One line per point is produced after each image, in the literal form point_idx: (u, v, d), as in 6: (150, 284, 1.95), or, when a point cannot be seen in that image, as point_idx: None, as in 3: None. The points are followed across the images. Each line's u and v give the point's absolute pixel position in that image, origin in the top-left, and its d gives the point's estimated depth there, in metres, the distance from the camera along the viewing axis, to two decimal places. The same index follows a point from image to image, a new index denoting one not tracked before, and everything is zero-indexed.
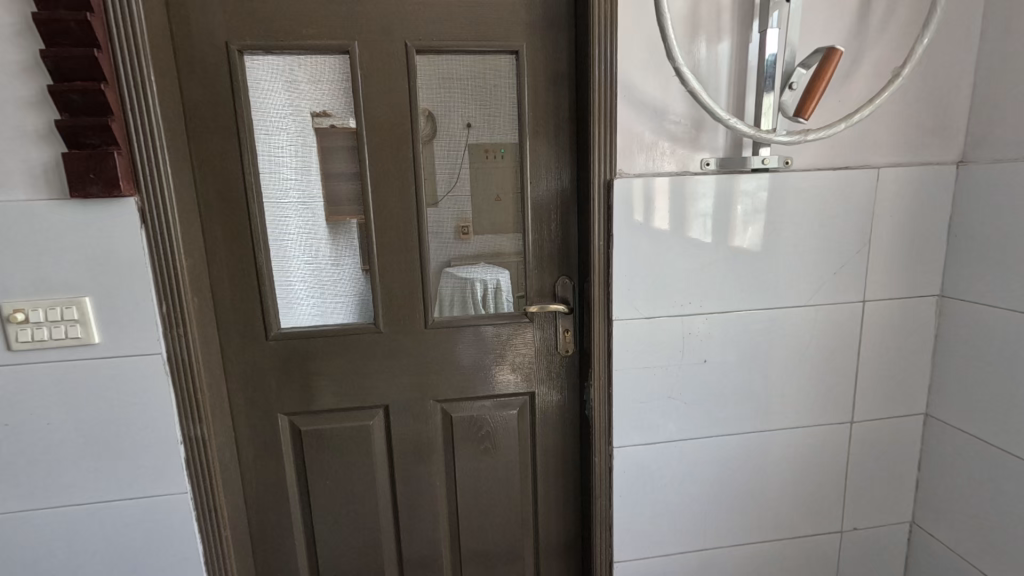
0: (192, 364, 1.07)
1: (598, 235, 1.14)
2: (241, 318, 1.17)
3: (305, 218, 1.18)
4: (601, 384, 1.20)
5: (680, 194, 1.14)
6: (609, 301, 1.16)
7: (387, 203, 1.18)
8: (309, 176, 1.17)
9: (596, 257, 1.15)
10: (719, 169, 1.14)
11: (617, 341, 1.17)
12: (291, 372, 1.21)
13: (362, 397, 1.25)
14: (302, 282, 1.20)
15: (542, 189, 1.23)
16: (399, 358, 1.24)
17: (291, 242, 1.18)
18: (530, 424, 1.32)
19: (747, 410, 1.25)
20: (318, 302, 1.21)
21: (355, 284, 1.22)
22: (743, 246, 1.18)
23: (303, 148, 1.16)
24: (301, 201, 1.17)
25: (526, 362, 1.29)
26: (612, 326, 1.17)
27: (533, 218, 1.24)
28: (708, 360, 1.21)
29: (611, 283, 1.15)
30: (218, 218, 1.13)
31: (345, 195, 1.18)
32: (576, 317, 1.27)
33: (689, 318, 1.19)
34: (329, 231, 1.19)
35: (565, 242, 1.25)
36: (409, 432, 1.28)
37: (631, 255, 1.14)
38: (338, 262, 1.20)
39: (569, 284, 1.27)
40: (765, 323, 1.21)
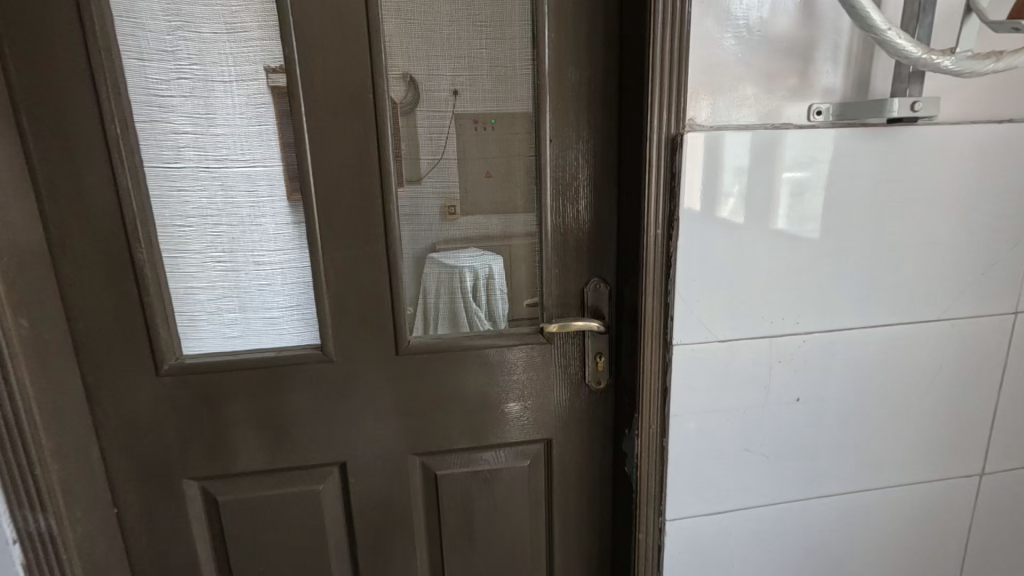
0: (24, 422, 0.68)
1: (655, 219, 0.76)
2: (116, 344, 0.78)
3: (211, 192, 0.78)
4: (652, 434, 0.84)
5: (749, 155, 0.75)
6: (669, 317, 0.79)
7: (337, 170, 0.78)
8: (214, 127, 0.76)
9: (650, 255, 0.77)
10: (835, 121, 0.76)
11: (678, 374, 0.81)
12: (199, 421, 0.82)
13: (309, 454, 0.87)
14: (211, 289, 0.81)
15: (568, 153, 0.84)
16: (361, 398, 0.86)
17: (192, 229, 0.78)
18: (546, 482, 0.95)
19: (847, 464, 0.90)
20: (236, 319, 0.82)
21: (292, 293, 0.83)
22: (789, 229, 0.78)
23: (201, 84, 0.75)
24: (202, 168, 0.77)
25: (542, 399, 0.92)
26: (670, 354, 0.80)
27: (554, 194, 0.85)
28: (802, 400, 0.86)
29: (672, 291, 0.78)
30: (71, 192, 0.73)
31: (273, 158, 0.78)
32: (614, 335, 0.90)
33: (782, 340, 0.82)
34: (249, 214, 0.79)
35: (599, 231, 0.87)
36: (377, 498, 0.91)
37: (704, 250, 0.77)
38: (265, 260, 0.81)
39: (601, 289, 0.89)
40: (882, 345, 0.86)
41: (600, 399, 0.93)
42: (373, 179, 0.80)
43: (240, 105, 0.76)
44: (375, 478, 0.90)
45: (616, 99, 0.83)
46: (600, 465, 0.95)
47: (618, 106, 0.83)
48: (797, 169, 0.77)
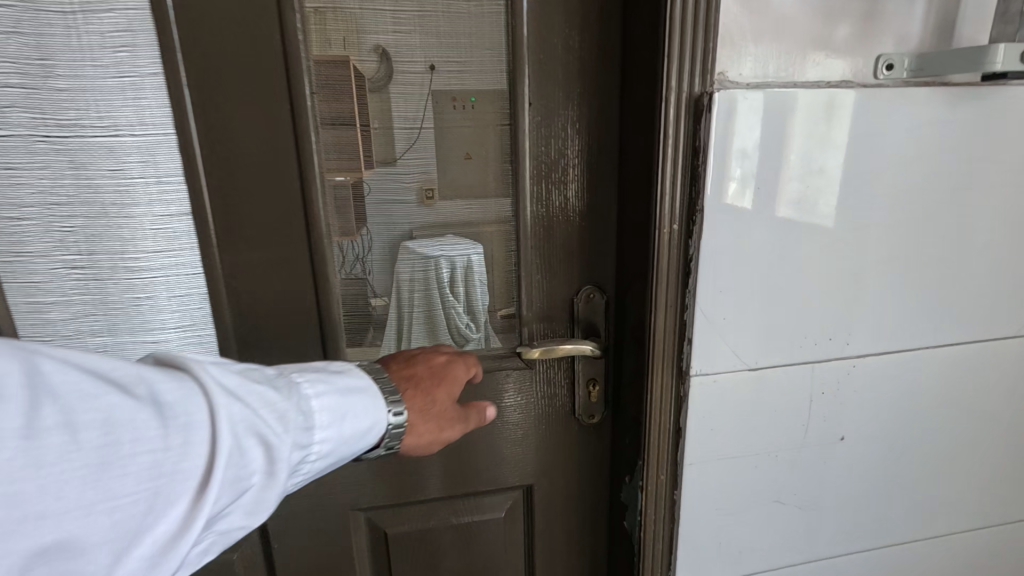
0: None
1: (672, 212, 0.57)
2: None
3: (55, 170, 0.55)
4: (661, 485, 0.66)
5: (760, 127, 0.55)
6: (687, 340, 0.60)
7: (240, 143, 0.58)
8: (52, 76, 0.53)
9: (664, 258, 0.58)
10: (913, 76, 0.57)
11: (696, 411, 0.63)
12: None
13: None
14: (67, 304, 0.59)
15: (555, 122, 0.64)
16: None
17: (30, 222, 0.56)
18: (525, 536, 0.77)
19: (896, 514, 0.73)
20: (108, 347, 0.61)
21: (183, 310, 0.62)
22: (801, 218, 0.59)
23: (28, 12, 0.52)
24: (39, 138, 0.54)
25: (520, 437, 0.73)
26: (686, 386, 0.62)
27: (535, 177, 0.65)
28: (848, 439, 0.68)
29: (691, 307, 0.59)
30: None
31: (146, 124, 0.56)
32: (611, 357, 0.71)
33: (828, 367, 0.64)
34: (116, 204, 0.57)
35: (593, 226, 0.68)
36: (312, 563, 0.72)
37: (735, 253, 0.58)
38: (143, 267, 0.59)
39: (595, 300, 0.70)
40: (949, 370, 0.68)
41: (591, 436, 0.74)
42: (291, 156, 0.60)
43: (91, 46, 0.53)
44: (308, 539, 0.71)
45: (619, 51, 0.63)
46: (592, 516, 0.77)
47: (621, 61, 0.63)
48: (860, 146, 0.58)
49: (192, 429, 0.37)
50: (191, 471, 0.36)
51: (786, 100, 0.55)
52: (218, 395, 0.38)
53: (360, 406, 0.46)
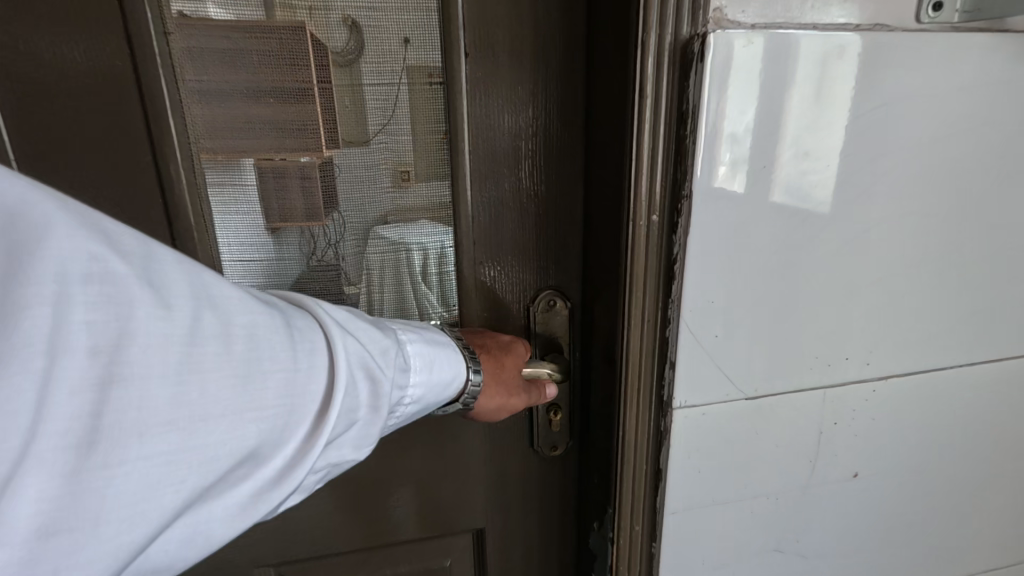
0: None
1: (648, 201, 0.43)
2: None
3: None
4: (635, 538, 0.53)
5: (761, 81, 0.40)
6: (667, 365, 0.47)
7: (67, 109, 0.44)
8: None
9: (638, 261, 0.45)
10: (965, 19, 0.42)
11: (678, 452, 0.50)
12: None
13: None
14: None
15: (501, 84, 0.49)
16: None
17: None
18: None
19: (919, 561, 0.61)
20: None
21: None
22: (802, 203, 0.44)
23: None
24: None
25: (465, 475, 0.59)
26: (666, 422, 0.49)
27: (475, 155, 0.51)
28: (864, 476, 0.56)
29: (673, 325, 0.45)
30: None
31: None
32: (579, 378, 0.58)
33: (841, 392, 0.52)
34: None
35: (555, 217, 0.54)
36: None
37: (728, 257, 0.44)
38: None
39: (556, 309, 0.56)
40: (987, 391, 0.56)
41: (553, 472, 0.61)
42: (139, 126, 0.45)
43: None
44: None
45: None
46: (558, 560, 0.65)
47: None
48: (892, 115, 0.44)
49: (318, 357, 0.34)
50: (315, 395, 0.33)
51: (803, 51, 0.41)
52: (332, 329, 0.35)
53: (444, 356, 0.42)
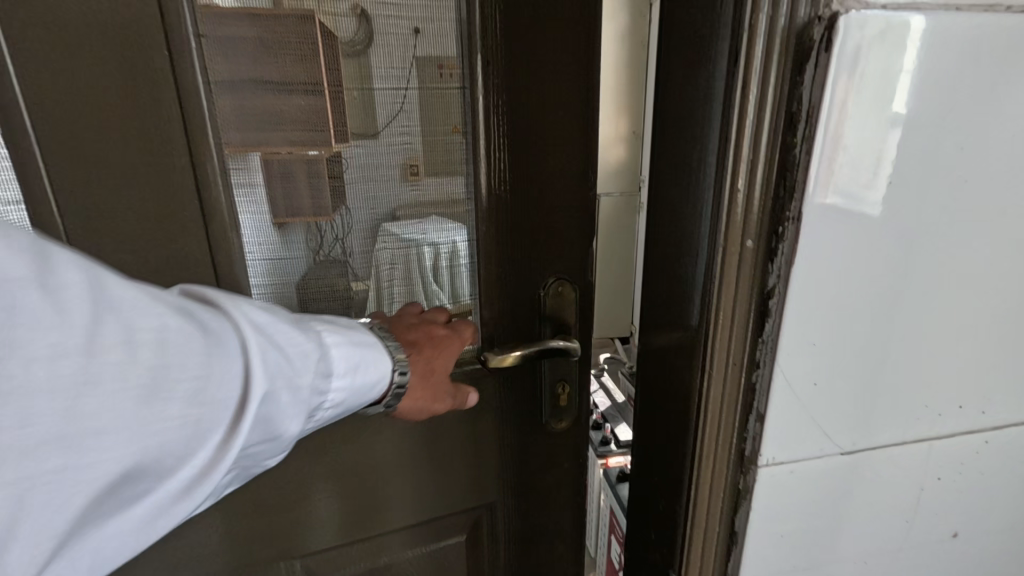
0: None
1: (743, 225, 0.36)
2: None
3: None
4: None
5: (867, 74, 0.31)
6: (755, 418, 0.39)
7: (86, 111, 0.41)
8: None
9: (729, 294, 0.38)
10: None
11: (760, 517, 0.42)
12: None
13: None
14: None
15: (517, 86, 0.52)
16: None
17: None
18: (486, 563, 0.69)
19: None
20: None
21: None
22: (853, 205, 0.34)
23: None
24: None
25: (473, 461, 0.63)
26: (749, 481, 0.41)
27: (494, 152, 0.53)
28: (961, 537, 0.48)
29: (766, 372, 0.38)
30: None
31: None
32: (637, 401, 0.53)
33: (946, 446, 0.44)
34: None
35: (558, 207, 0.56)
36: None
37: (835, 292, 0.36)
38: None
39: (568, 295, 0.59)
40: None
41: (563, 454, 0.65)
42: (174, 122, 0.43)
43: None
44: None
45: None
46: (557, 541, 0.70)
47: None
48: None
49: (241, 376, 0.33)
50: (239, 410, 0.32)
51: (949, 36, 0.32)
52: (254, 340, 0.34)
53: (371, 358, 0.41)
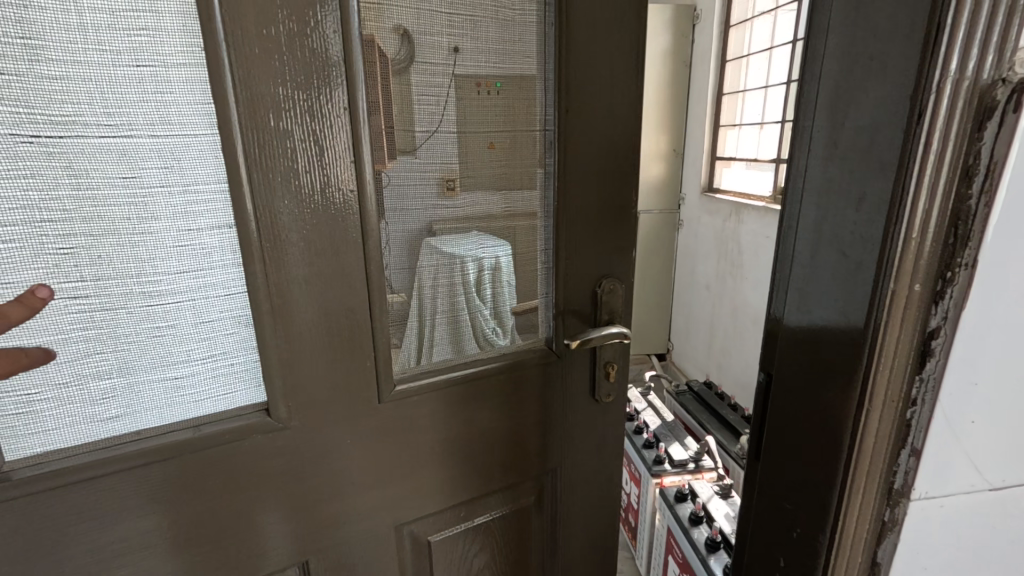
0: None
1: (908, 267, 0.38)
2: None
3: (73, 193, 0.53)
4: None
5: None
6: (910, 453, 0.40)
7: (293, 173, 0.61)
8: (70, 93, 0.51)
9: (893, 335, 0.39)
10: None
11: (905, 548, 0.42)
12: (88, 521, 0.59)
13: (253, 528, 0.69)
14: (93, 330, 0.57)
15: (597, 162, 0.82)
16: (319, 441, 0.71)
17: (51, 249, 0.53)
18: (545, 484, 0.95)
19: None
20: (115, 386, 0.59)
21: (213, 331, 0.63)
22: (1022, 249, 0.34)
23: (34, 31, 0.49)
24: (38, 147, 0.51)
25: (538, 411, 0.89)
26: (895, 513, 0.42)
27: (564, 189, 0.81)
28: None
29: (923, 408, 0.38)
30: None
31: (169, 124, 0.55)
32: (762, 427, 0.54)
33: None
34: (129, 218, 0.56)
35: (611, 229, 0.87)
36: (343, 553, 0.77)
37: (1009, 334, 0.36)
38: (159, 289, 0.59)
39: (617, 290, 0.89)
40: None
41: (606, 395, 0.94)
42: (342, 156, 0.64)
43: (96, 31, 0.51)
44: (338, 541, 0.76)
45: (814, 32, 0.45)
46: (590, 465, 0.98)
47: (840, 34, 0.42)
48: None
49: None
50: None
51: None
52: None
53: None
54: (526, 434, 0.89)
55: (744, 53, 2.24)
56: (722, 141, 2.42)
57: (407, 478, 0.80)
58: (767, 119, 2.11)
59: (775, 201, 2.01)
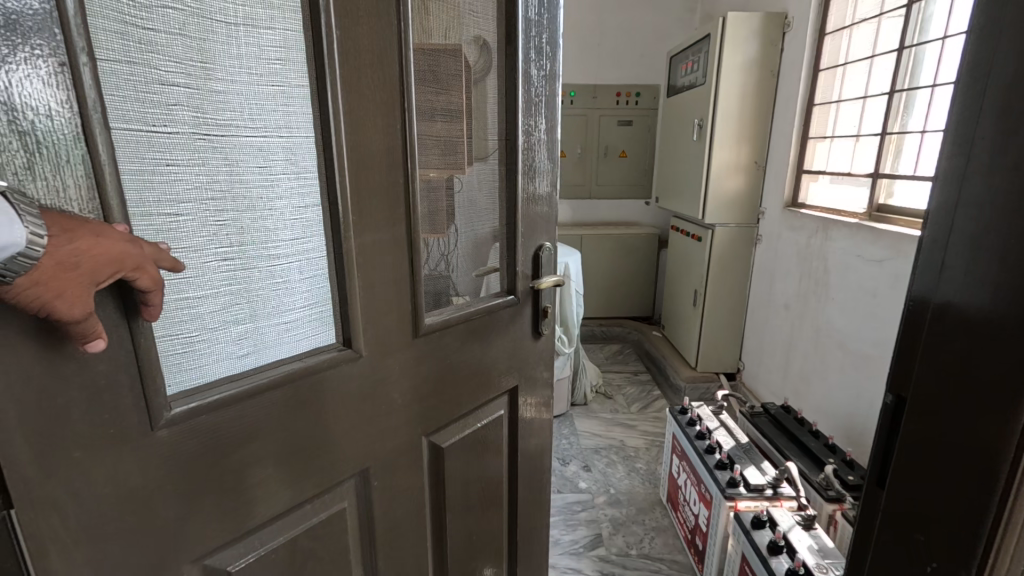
0: (107, 446, 0.55)
1: None
2: (93, 371, 0.53)
3: (229, 175, 0.64)
4: None
5: None
6: None
7: (373, 157, 0.74)
8: (230, 101, 0.62)
9: None
10: None
11: None
12: (221, 447, 0.65)
13: (336, 451, 0.78)
14: (232, 288, 0.67)
15: (552, 155, 1.06)
16: (382, 372, 0.82)
17: (209, 222, 0.63)
18: (513, 414, 1.14)
19: None
20: (247, 332, 0.69)
21: (316, 289, 0.75)
22: None
23: (208, 56, 0.60)
24: (208, 142, 0.61)
25: (518, 351, 1.09)
26: None
27: (526, 180, 1.01)
28: None
29: None
30: (17, 154, 0.46)
31: (290, 129, 0.68)
32: (890, 450, 0.51)
33: None
34: (262, 198, 0.67)
35: (551, 201, 1.08)
36: (397, 473, 0.88)
37: None
38: (280, 254, 0.70)
39: (548, 250, 1.09)
40: None
41: (544, 335, 1.16)
42: (399, 142, 0.77)
43: (247, 58, 0.63)
44: (389, 453, 0.86)
45: (987, 33, 0.42)
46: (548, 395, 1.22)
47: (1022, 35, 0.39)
48: None
49: None
50: None
51: None
52: None
53: None
54: (512, 373, 1.09)
55: (840, 62, 2.12)
56: (810, 154, 2.31)
57: (441, 408, 0.94)
58: (863, 131, 1.99)
59: (869, 219, 1.89)
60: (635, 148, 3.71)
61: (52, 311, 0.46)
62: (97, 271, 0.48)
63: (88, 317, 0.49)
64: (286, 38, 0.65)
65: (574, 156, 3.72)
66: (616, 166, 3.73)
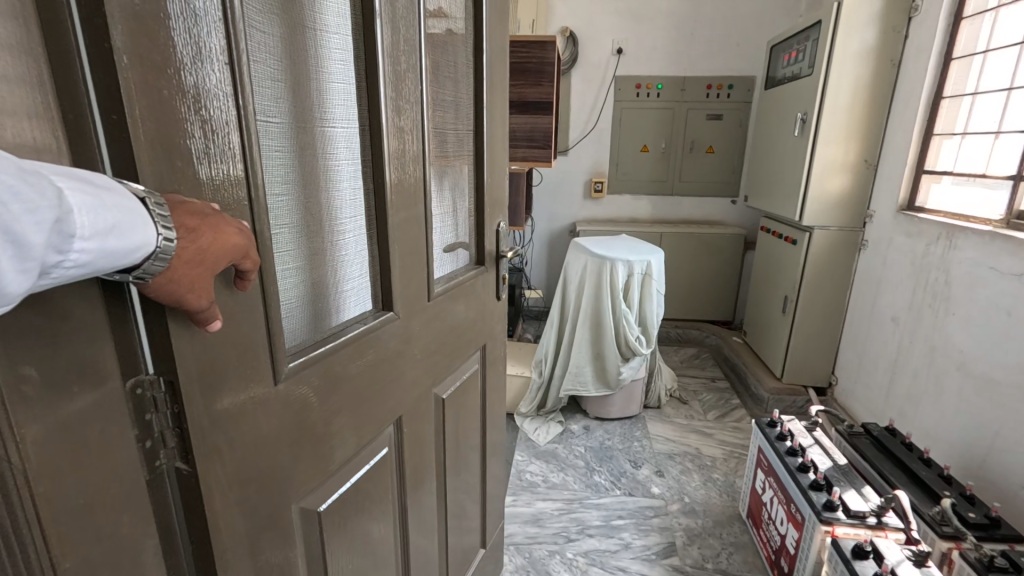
0: (249, 396, 0.61)
1: None
2: (239, 328, 0.58)
3: (310, 160, 0.72)
4: None
5: None
6: None
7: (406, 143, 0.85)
8: (310, 96, 0.70)
9: None
10: None
11: None
12: (316, 397, 0.71)
13: (382, 400, 0.86)
14: (308, 257, 0.74)
15: (503, 143, 1.22)
16: (411, 330, 0.92)
17: (296, 201, 0.71)
18: (484, 368, 1.28)
19: None
20: (320, 296, 0.77)
21: (363, 262, 0.84)
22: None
23: (299, 56, 0.67)
24: (297, 129, 0.69)
25: (485, 313, 1.24)
26: None
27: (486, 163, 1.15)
28: None
29: None
30: (191, 142, 0.51)
31: (347, 121, 0.77)
32: None
33: None
34: (328, 180, 0.76)
35: (502, 187, 1.25)
36: (417, 418, 0.98)
37: None
38: (339, 229, 0.79)
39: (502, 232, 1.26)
40: None
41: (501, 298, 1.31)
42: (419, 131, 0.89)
43: (320, 56, 0.71)
44: (413, 403, 0.96)
45: None
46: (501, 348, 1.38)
47: None
48: None
49: None
50: None
51: None
52: None
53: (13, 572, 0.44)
54: (481, 330, 1.23)
55: (978, 50, 1.88)
56: (933, 152, 2.08)
57: (441, 365, 1.05)
58: (1005, 128, 1.76)
59: (1007, 226, 1.68)
60: (723, 144, 3.53)
61: (183, 303, 0.49)
62: (217, 262, 0.51)
63: (211, 302, 0.52)
64: (346, 42, 0.74)
65: (657, 150, 3.59)
66: (702, 162, 3.57)
